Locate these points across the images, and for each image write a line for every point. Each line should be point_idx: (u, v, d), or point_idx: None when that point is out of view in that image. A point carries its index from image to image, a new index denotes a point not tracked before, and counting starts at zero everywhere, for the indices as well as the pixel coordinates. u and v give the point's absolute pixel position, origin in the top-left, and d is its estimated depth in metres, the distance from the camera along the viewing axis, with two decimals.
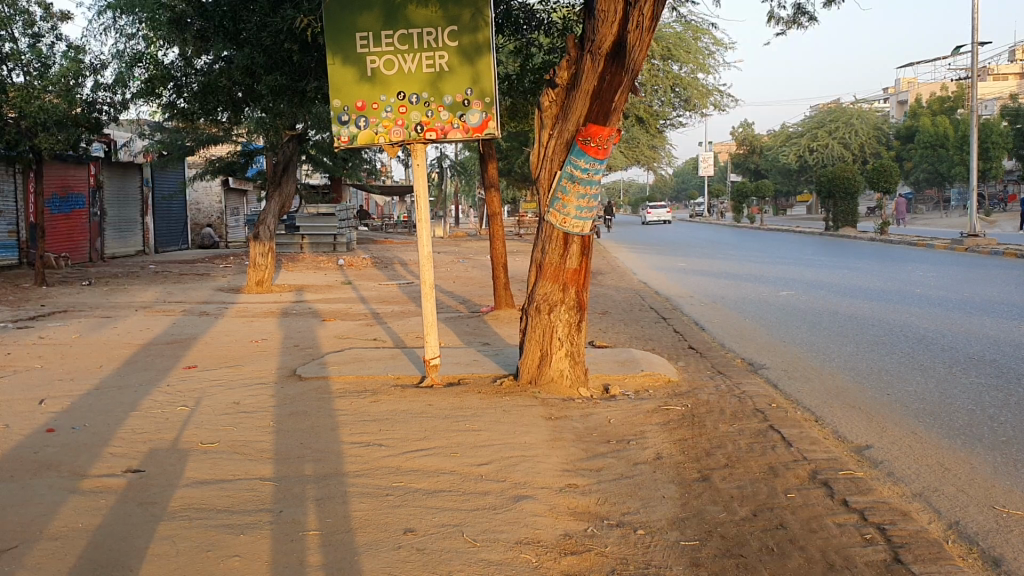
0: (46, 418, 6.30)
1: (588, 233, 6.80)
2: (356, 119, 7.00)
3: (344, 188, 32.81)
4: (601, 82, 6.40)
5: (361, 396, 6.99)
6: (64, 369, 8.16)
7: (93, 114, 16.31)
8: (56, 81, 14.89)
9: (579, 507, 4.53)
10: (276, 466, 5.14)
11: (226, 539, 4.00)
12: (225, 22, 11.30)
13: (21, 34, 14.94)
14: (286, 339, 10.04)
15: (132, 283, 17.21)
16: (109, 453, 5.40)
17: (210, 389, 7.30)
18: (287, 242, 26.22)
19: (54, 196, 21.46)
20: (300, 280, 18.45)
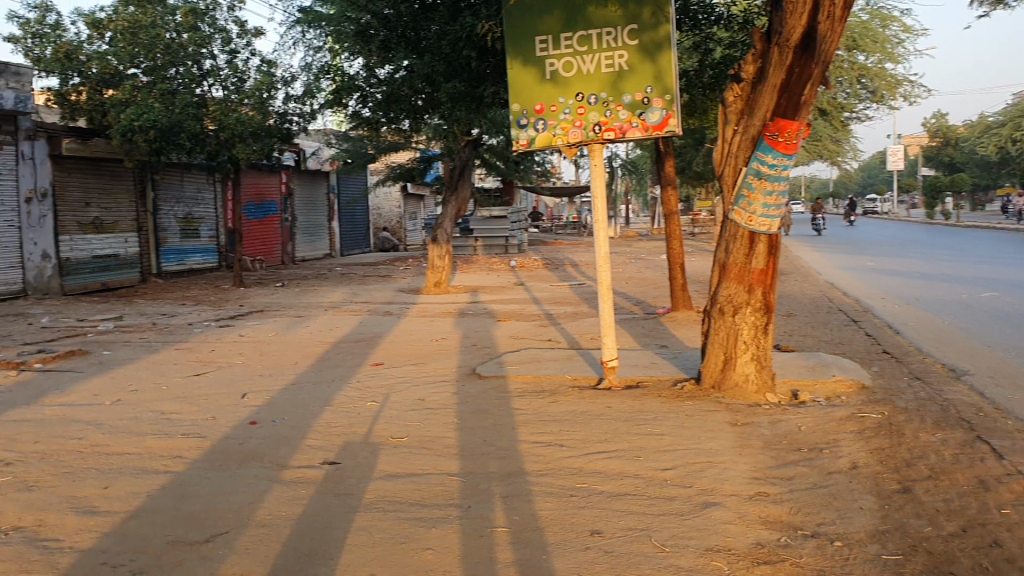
0: (249, 411, 6.69)
1: (775, 231, 6.56)
2: (535, 122, 7.08)
3: (517, 190, 33.29)
4: (789, 74, 6.17)
5: (540, 397, 7.03)
6: (263, 365, 8.66)
7: (284, 125, 17.21)
8: (251, 95, 15.95)
9: (771, 516, 4.38)
10: (463, 463, 5.24)
11: (420, 531, 4.11)
12: (407, 32, 11.66)
13: (220, 51, 16.03)
14: (465, 339, 10.26)
15: (320, 284, 18.08)
16: (307, 445, 5.68)
17: (397, 386, 7.55)
18: (463, 244, 26.92)
19: (250, 204, 22.88)
20: (476, 281, 18.89)
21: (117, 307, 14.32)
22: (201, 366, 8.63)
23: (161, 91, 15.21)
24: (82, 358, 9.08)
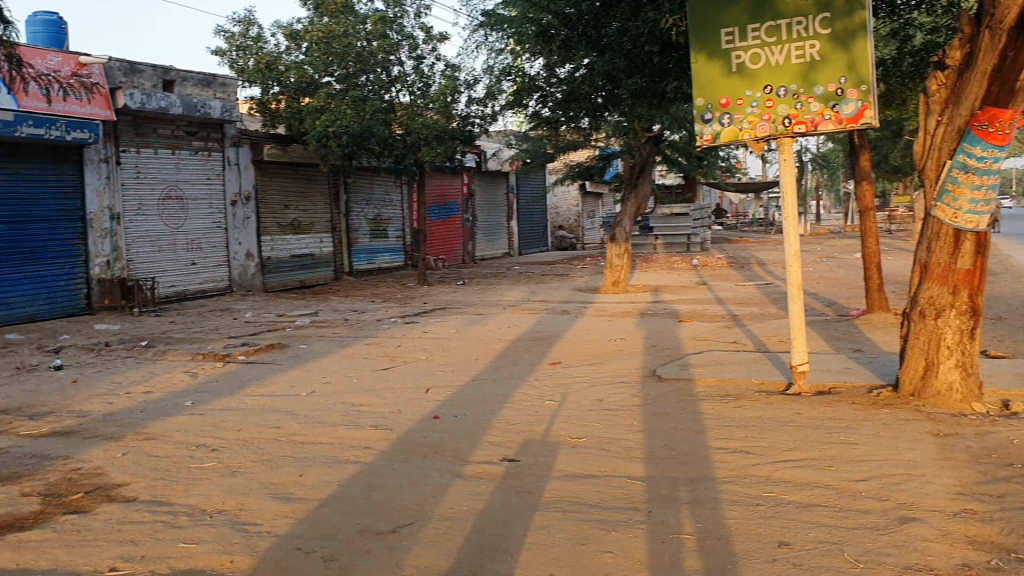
0: (433, 406, 6.87)
1: (984, 229, 6.06)
2: (720, 116, 6.89)
3: (698, 186, 32.63)
4: (1002, 59, 5.71)
5: (723, 400, 6.83)
6: (446, 362, 8.87)
7: (467, 127, 17.59)
8: (436, 99, 16.42)
9: (979, 536, 4.04)
10: (643, 466, 5.16)
11: (600, 533, 4.07)
12: (588, 30, 11.60)
13: (407, 57, 16.57)
14: (645, 339, 10.13)
15: (500, 283, 18.41)
16: (487, 441, 5.76)
17: (575, 386, 7.55)
18: (642, 243, 26.60)
19: (434, 205, 23.60)
20: (656, 280, 18.66)
21: (312, 303, 15.09)
22: (388, 361, 8.94)
23: (352, 98, 15.92)
24: (280, 351, 9.62)
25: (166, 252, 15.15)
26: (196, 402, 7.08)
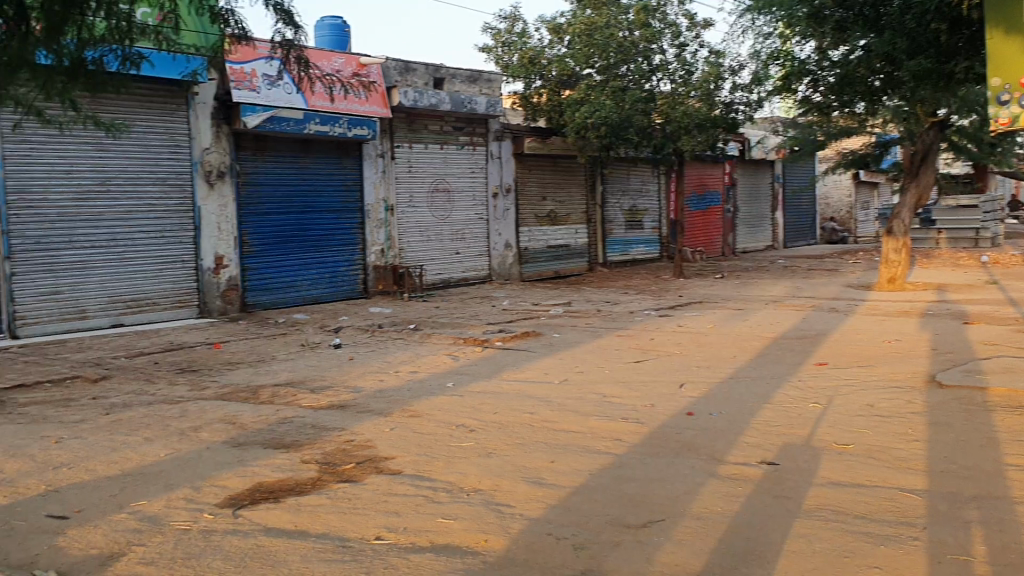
0: (688, 402, 6.71)
1: None
2: (1018, 98, 6.66)
3: (989, 176, 29.76)
4: None
5: (1016, 413, 6.14)
6: (703, 357, 8.66)
7: (730, 115, 16.78)
8: (698, 86, 16.01)
9: None
10: (919, 480, 4.73)
11: (867, 547, 3.77)
12: (865, 10, 10.83)
13: (669, 45, 16.18)
14: (924, 342, 9.35)
15: (762, 277, 17.74)
16: (745, 441, 5.54)
17: (843, 389, 7.10)
18: (923, 236, 24.82)
19: (693, 195, 23.22)
20: (937, 278, 17.20)
21: (568, 293, 15.31)
22: (643, 353, 8.87)
23: (614, 89, 16.09)
24: (536, 338, 9.82)
25: (434, 241, 15.95)
26: (457, 383, 7.38)
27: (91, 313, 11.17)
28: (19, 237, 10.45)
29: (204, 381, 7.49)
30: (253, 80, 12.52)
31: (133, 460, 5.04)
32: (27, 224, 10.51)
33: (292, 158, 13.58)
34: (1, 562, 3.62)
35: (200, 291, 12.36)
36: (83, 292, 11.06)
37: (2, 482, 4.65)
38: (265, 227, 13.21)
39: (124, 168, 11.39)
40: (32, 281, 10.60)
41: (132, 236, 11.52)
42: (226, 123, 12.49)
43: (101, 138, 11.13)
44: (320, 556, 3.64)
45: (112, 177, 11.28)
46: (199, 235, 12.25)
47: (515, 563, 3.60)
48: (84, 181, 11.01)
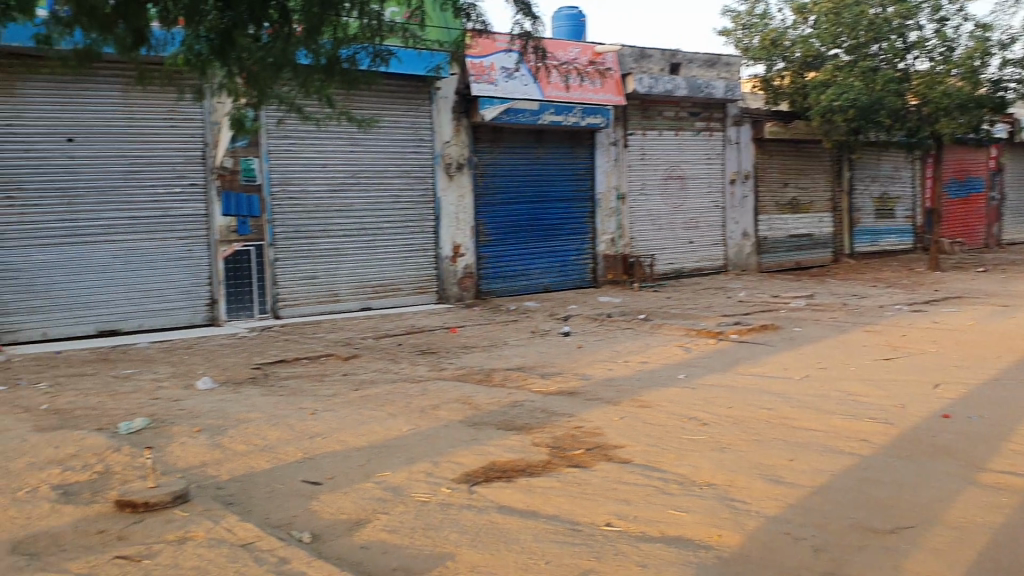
0: (943, 403, 6.21)
1: None
2: None
3: None
4: None
5: None
6: (961, 356, 7.99)
7: (999, 93, 15.50)
8: (961, 64, 14.79)
9: None
10: None
11: None
12: None
13: (928, 20, 15.03)
14: None
15: None
16: (1011, 449, 5.04)
17: None
18: None
19: (952, 182, 21.49)
20: None
21: (808, 286, 14.63)
22: (892, 350, 8.31)
23: (863, 70, 15.22)
24: (774, 332, 9.46)
25: (667, 230, 15.77)
26: (689, 375, 7.24)
27: (341, 297, 11.98)
28: (281, 225, 11.36)
29: (443, 363, 7.81)
30: (492, 73, 12.83)
31: (378, 433, 5.33)
32: (288, 214, 11.40)
33: (528, 149, 13.86)
34: (263, 521, 3.94)
35: (439, 278, 12.92)
36: (335, 277, 11.88)
37: (264, 448, 5.06)
38: (501, 216, 13.59)
39: (372, 161, 12.09)
40: (292, 266, 11.51)
41: (379, 225, 12.22)
42: (466, 116, 12.95)
43: (353, 132, 11.84)
44: (551, 538, 3.68)
45: (363, 169, 12.01)
46: (439, 224, 12.80)
47: (749, 560, 3.47)
48: (338, 173, 11.79)
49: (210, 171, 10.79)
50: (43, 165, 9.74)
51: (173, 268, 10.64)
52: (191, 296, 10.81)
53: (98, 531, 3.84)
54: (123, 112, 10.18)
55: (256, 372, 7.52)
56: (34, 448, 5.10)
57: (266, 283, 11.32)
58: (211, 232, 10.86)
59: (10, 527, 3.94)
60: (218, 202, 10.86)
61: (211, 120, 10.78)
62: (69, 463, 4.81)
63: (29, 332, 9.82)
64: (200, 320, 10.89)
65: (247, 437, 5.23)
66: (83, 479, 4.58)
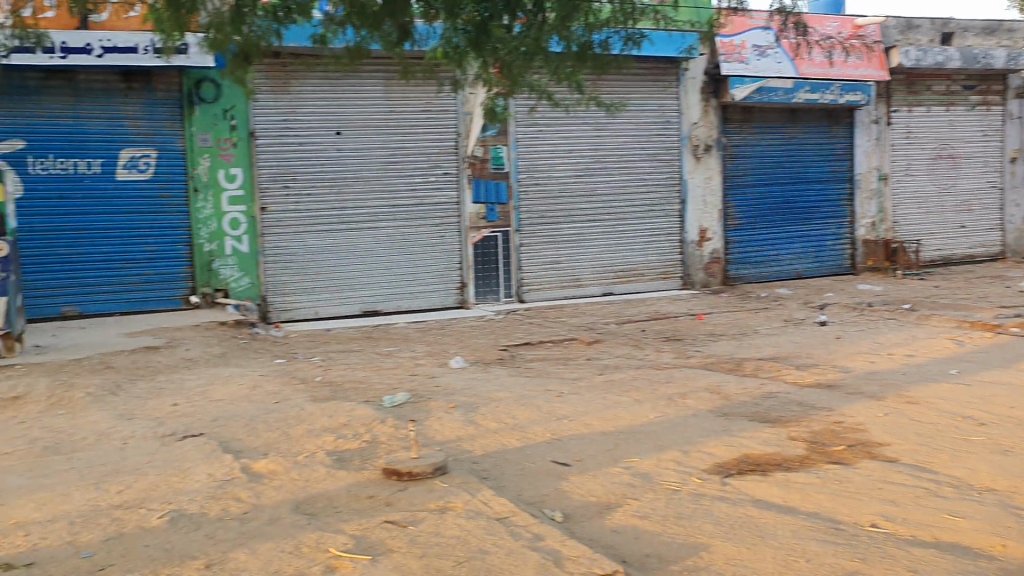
0: None
1: None
2: None
3: None
4: None
5: None
6: None
7: None
8: None
9: None
10: None
11: None
12: None
13: None
14: None
15: None
16: None
17: None
18: None
19: None
20: None
21: None
22: None
23: None
24: None
25: (934, 213, 14.63)
26: (961, 371, 6.68)
27: (586, 282, 12.12)
28: (529, 211, 11.64)
29: (689, 350, 7.69)
30: (743, 51, 12.43)
31: (626, 418, 5.34)
32: (536, 200, 11.66)
33: (780, 129, 13.31)
34: (518, 497, 4.06)
35: (684, 264, 12.73)
36: (579, 262, 12.04)
37: (516, 427, 5.20)
38: (751, 199, 13.16)
39: (618, 146, 12.09)
40: (538, 251, 11.77)
41: (624, 210, 12.23)
42: (715, 97, 12.65)
43: (599, 118, 11.91)
44: (811, 535, 3.52)
45: (608, 154, 12.05)
46: (685, 209, 12.60)
47: None
48: (584, 159, 11.90)
49: (463, 160, 11.23)
50: (315, 158, 10.57)
51: (428, 253, 11.20)
52: (444, 280, 11.32)
53: (368, 496, 4.12)
54: (384, 105, 10.82)
55: (505, 354, 7.76)
56: (310, 417, 5.55)
57: (513, 268, 11.65)
58: (463, 219, 11.31)
59: (293, 487, 4.31)
60: (469, 189, 11.29)
61: (463, 110, 11.21)
62: (340, 432, 5.19)
63: (302, 312, 10.71)
64: (452, 303, 11.39)
65: (499, 415, 5.40)
66: (352, 447, 4.92)
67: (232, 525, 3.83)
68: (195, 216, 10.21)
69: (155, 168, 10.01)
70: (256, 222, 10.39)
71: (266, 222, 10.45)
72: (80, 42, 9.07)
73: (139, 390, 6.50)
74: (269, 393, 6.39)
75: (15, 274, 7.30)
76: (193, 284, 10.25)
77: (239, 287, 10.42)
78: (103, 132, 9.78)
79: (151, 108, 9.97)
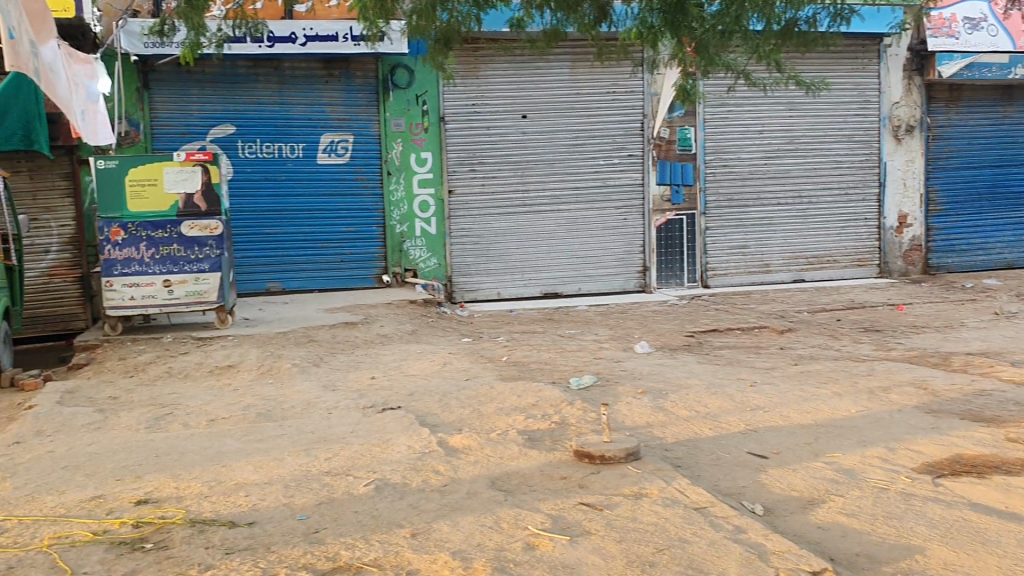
0: None
1: None
2: None
3: None
4: None
5: None
6: None
7: None
8: None
9: None
10: None
11: None
12: None
13: None
14: None
15: None
16: None
17: None
18: None
19: None
20: None
21: None
22: None
23: None
24: None
25: None
26: None
27: (773, 268, 11.75)
28: (715, 194, 11.38)
29: (890, 342, 7.30)
30: (954, 25, 11.55)
31: (825, 412, 5.13)
32: (723, 182, 11.38)
33: (993, 108, 12.38)
34: (715, 487, 3.97)
35: (880, 251, 12.12)
36: (768, 247, 11.68)
37: (709, 415, 5.10)
38: (958, 183, 12.32)
39: (812, 127, 11.62)
40: (724, 236, 11.50)
41: (816, 193, 11.75)
42: (919, 75, 11.91)
43: (792, 97, 11.47)
44: None
45: (800, 136, 11.60)
46: (883, 192, 11.98)
47: None
48: (775, 140, 11.51)
49: (648, 142, 11.11)
50: (502, 141, 10.74)
51: (611, 236, 11.17)
52: (626, 263, 11.27)
53: (562, 476, 4.15)
54: (571, 88, 10.85)
55: (692, 340, 7.63)
56: (501, 395, 5.66)
57: (697, 251, 11.44)
58: (646, 201, 11.20)
59: (488, 464, 4.40)
60: (653, 171, 11.17)
61: (650, 91, 11.07)
62: (531, 412, 5.26)
63: (486, 292, 10.95)
64: (633, 287, 11.32)
65: (691, 403, 5.31)
66: (543, 427, 4.97)
67: (433, 497, 3.95)
68: (387, 198, 10.64)
69: (351, 152, 10.49)
70: (445, 205, 10.69)
71: (454, 205, 10.72)
72: (286, 31, 9.59)
73: (338, 363, 6.84)
74: (459, 371, 6.56)
75: (227, 252, 7.86)
76: (385, 264, 10.72)
77: (427, 268, 10.79)
78: (305, 117, 10.32)
79: (349, 94, 10.43)
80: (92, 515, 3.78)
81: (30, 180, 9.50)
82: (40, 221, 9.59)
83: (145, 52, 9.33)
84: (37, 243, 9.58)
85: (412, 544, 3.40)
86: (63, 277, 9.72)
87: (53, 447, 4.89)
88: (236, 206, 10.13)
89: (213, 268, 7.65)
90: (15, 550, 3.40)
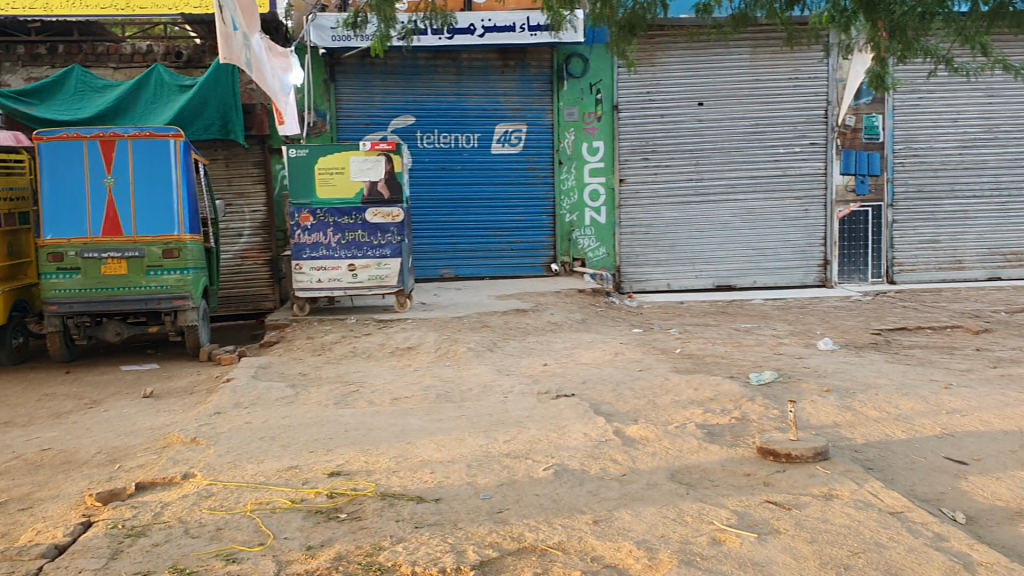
0: None
1: None
2: None
3: None
4: None
5: None
6: None
7: None
8: None
9: None
10: None
11: None
12: None
13: None
14: None
15: None
16: None
17: None
18: None
19: None
20: None
21: None
22: None
23: None
24: None
25: None
26: None
27: (967, 265, 11.04)
28: (904, 185, 10.80)
29: None
30: None
31: None
32: (912, 173, 10.79)
33: None
34: (910, 491, 3.79)
35: None
36: (960, 242, 11.00)
37: (901, 417, 4.86)
38: None
39: (1014, 114, 10.84)
40: (913, 229, 10.90)
41: (1016, 185, 10.96)
42: None
43: (991, 83, 10.75)
44: None
45: (1000, 124, 10.84)
46: None
47: None
48: (971, 129, 10.81)
49: (832, 130, 10.70)
50: (676, 129, 10.58)
51: (789, 227, 10.83)
52: (804, 257, 10.89)
53: (746, 473, 4.06)
54: (750, 74, 10.57)
55: (878, 338, 7.28)
56: (677, 387, 5.59)
57: (883, 245, 10.90)
58: (829, 192, 10.78)
59: (667, 456, 4.36)
60: (837, 161, 10.74)
61: (835, 77, 10.63)
62: (709, 405, 5.17)
63: (656, 283, 10.86)
64: (812, 281, 10.94)
65: (881, 404, 5.08)
66: (723, 422, 4.88)
67: (613, 486, 3.95)
68: (559, 187, 10.71)
69: (524, 142, 10.62)
70: (616, 194, 10.65)
71: (626, 195, 10.66)
72: (466, 22, 9.78)
73: (512, 349, 6.95)
74: (632, 361, 6.53)
75: (408, 238, 8.13)
76: (554, 253, 10.81)
77: (596, 257, 10.80)
78: (482, 107, 10.52)
79: (524, 85, 10.55)
80: (290, 484, 3.99)
81: (225, 168, 10.12)
82: (235, 206, 10.23)
83: (331, 46, 9.75)
84: (232, 227, 10.23)
85: (595, 530, 3.41)
86: (254, 260, 10.33)
87: (250, 418, 5.20)
88: (414, 195, 10.44)
89: (394, 253, 7.93)
90: (222, 512, 3.62)
